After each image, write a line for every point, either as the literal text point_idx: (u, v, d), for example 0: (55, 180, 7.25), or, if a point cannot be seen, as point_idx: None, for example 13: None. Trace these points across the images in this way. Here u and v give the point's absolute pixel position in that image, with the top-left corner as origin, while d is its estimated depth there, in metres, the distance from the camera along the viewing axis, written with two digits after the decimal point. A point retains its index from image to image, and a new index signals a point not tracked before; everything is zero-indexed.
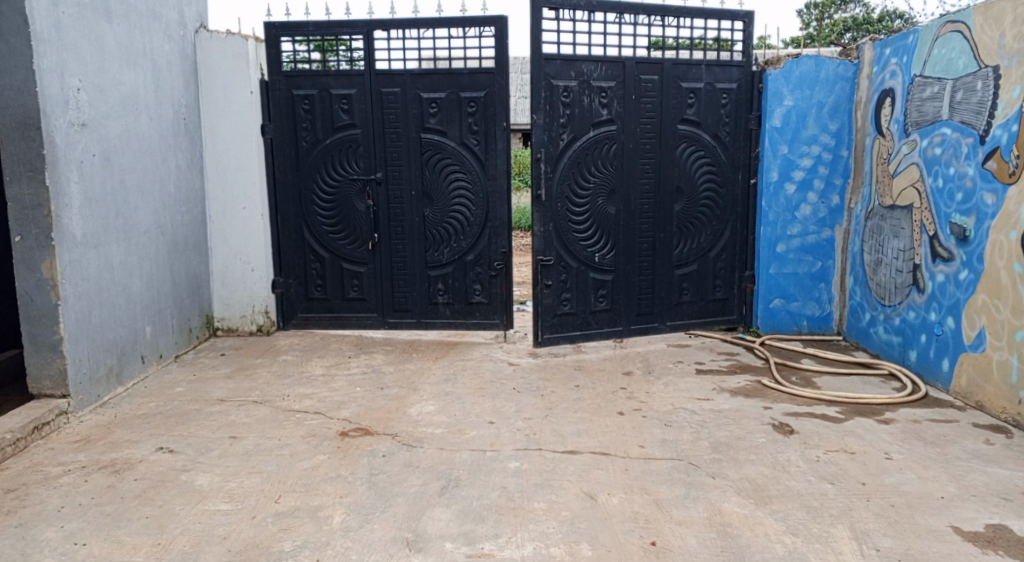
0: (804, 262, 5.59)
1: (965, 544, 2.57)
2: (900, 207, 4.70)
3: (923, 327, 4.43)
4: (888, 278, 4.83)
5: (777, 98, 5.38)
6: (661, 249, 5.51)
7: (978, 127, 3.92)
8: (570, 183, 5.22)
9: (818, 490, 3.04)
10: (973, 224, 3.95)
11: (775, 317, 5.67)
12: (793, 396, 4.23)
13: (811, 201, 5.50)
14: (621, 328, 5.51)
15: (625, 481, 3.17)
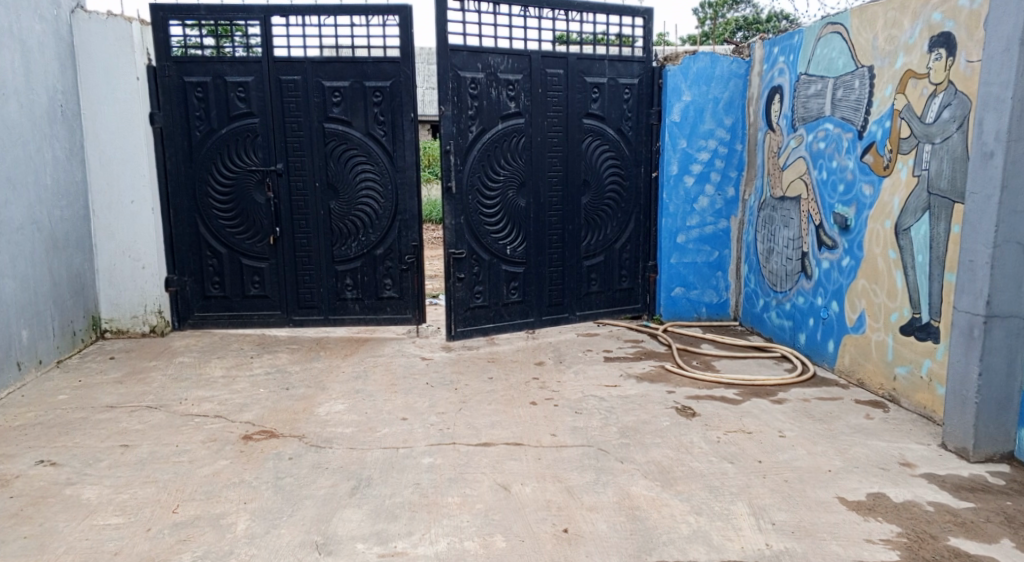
0: (703, 252, 5.84)
1: (849, 512, 2.77)
2: (789, 198, 4.99)
3: (811, 311, 4.73)
4: (779, 265, 5.12)
5: (676, 94, 5.58)
6: (571, 241, 5.59)
7: (856, 123, 4.20)
8: (480, 175, 5.21)
9: (719, 469, 3.19)
10: (853, 214, 4.24)
11: (677, 304, 5.90)
12: (695, 379, 4.42)
13: (708, 193, 5.74)
14: (533, 319, 5.57)
15: (538, 470, 3.21)
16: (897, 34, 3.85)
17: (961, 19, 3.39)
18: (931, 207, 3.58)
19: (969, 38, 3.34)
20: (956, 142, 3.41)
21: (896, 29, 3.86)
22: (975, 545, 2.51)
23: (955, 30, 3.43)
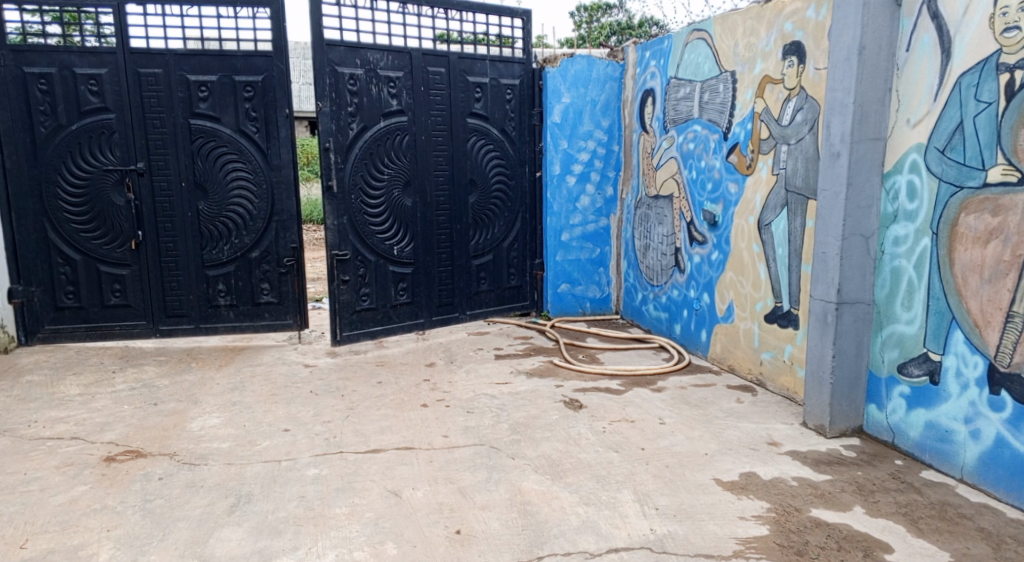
0: (586, 249, 6.01)
1: (724, 492, 2.93)
2: (663, 196, 5.22)
3: (685, 303, 4.99)
4: (655, 260, 5.36)
5: (556, 95, 5.70)
6: (458, 240, 5.57)
7: (722, 124, 4.47)
8: (362, 174, 5.07)
9: (605, 459, 3.28)
10: (721, 211, 4.51)
11: (563, 300, 6.03)
12: (582, 372, 4.54)
13: (589, 192, 5.91)
14: (422, 320, 5.50)
15: (429, 473, 3.17)
16: (754, 41, 4.12)
17: (809, 29, 3.68)
18: (788, 204, 3.86)
19: (816, 47, 3.63)
20: (808, 143, 3.70)
21: (754, 37, 4.13)
22: (833, 515, 2.73)
23: (804, 39, 3.72)
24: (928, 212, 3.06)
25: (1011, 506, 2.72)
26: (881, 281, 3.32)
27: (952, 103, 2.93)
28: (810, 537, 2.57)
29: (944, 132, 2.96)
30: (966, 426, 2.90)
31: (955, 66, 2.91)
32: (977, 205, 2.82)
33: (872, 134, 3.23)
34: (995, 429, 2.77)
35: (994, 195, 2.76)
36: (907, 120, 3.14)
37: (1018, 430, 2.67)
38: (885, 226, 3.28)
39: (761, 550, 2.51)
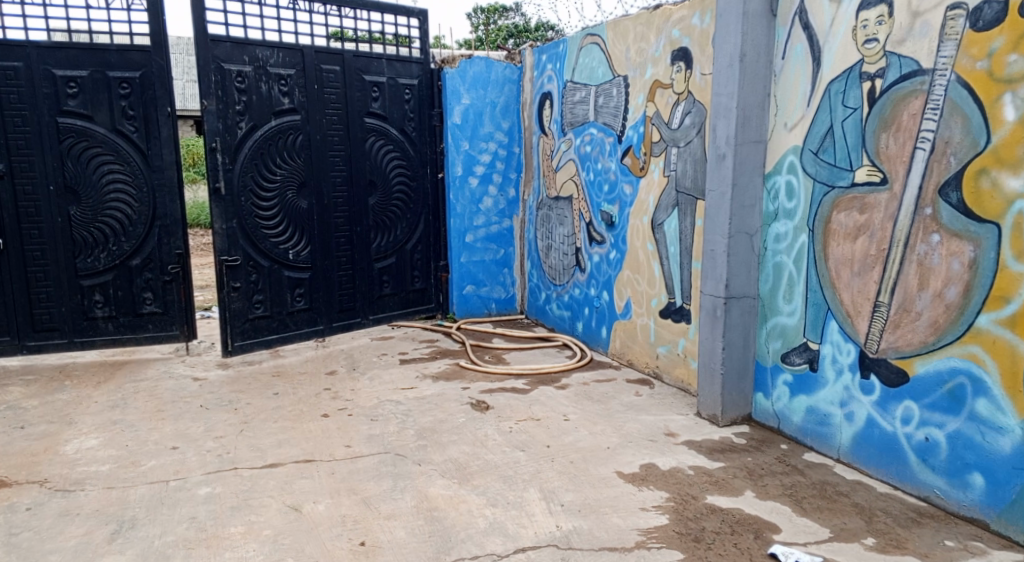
0: (489, 250, 6.02)
1: (626, 484, 3.01)
2: (563, 198, 5.31)
3: (586, 302, 5.10)
4: (557, 260, 5.45)
5: (455, 97, 5.67)
6: (359, 243, 5.44)
7: (616, 127, 4.60)
8: (252, 175, 4.85)
9: (512, 459, 3.29)
10: (617, 211, 4.64)
11: (468, 302, 6.02)
12: (488, 373, 4.54)
13: (491, 193, 5.93)
14: (321, 327, 5.33)
15: (331, 485, 3.06)
16: (645, 47, 4.27)
17: (694, 36, 3.84)
18: (679, 204, 4.03)
19: (701, 54, 3.80)
20: (696, 146, 3.87)
21: (644, 43, 4.28)
22: (727, 500, 2.86)
23: (691, 45, 3.88)
24: (804, 211, 3.26)
25: (881, 481, 2.95)
26: (765, 276, 3.52)
27: (823, 108, 3.14)
28: (706, 523, 2.68)
29: (817, 136, 3.17)
30: (841, 409, 3.11)
31: (825, 74, 3.12)
32: (847, 204, 3.04)
33: (754, 138, 3.42)
34: (866, 411, 2.99)
35: (861, 194, 2.98)
36: (785, 124, 3.35)
37: (886, 410, 2.90)
38: (768, 224, 3.48)
39: (661, 539, 2.60)
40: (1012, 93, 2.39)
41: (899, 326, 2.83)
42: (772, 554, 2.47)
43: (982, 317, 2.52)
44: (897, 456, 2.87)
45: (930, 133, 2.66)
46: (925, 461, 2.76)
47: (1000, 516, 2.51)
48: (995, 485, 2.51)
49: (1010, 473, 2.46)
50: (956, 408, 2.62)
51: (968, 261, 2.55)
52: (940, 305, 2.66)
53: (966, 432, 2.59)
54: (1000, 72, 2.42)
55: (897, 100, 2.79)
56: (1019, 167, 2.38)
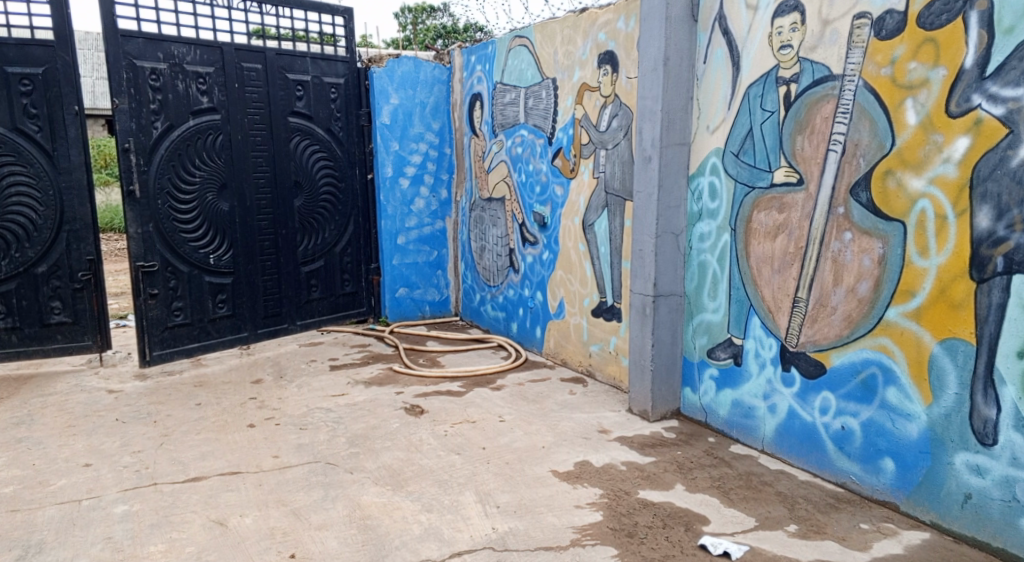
0: (422, 252, 5.97)
1: (561, 483, 3.03)
2: (495, 199, 5.31)
3: (520, 302, 5.12)
4: (491, 261, 5.44)
5: (383, 97, 5.60)
6: (285, 246, 5.28)
7: (546, 129, 4.63)
8: (169, 177, 4.65)
9: (447, 462, 3.27)
10: (549, 213, 4.68)
11: (401, 305, 5.94)
12: (422, 377, 4.49)
13: (423, 194, 5.88)
14: (246, 333, 5.15)
15: (259, 497, 2.96)
16: (572, 49, 4.32)
17: (620, 40, 3.91)
18: (609, 205, 4.09)
19: (627, 57, 3.87)
20: (623, 148, 3.94)
21: (572, 46, 4.33)
22: (658, 494, 2.92)
23: (616, 49, 3.95)
24: (727, 211, 3.37)
25: (802, 470, 3.07)
26: (691, 274, 3.62)
27: (742, 112, 3.25)
28: (638, 518, 2.73)
29: (738, 138, 3.28)
30: (764, 402, 3.23)
31: (744, 78, 3.23)
32: (766, 204, 3.16)
33: (678, 140, 3.51)
34: (787, 402, 3.11)
35: (779, 194, 3.10)
36: (707, 126, 3.45)
37: (805, 402, 3.03)
38: (692, 223, 3.58)
39: (596, 536, 2.62)
40: (913, 98, 2.53)
41: (817, 320, 2.95)
42: (702, 545, 2.54)
43: (890, 310, 2.66)
44: (817, 445, 3.00)
45: (841, 136, 2.79)
46: (842, 448, 2.89)
47: (909, 498, 2.65)
48: (904, 469, 2.66)
49: (917, 456, 2.61)
50: (869, 398, 2.76)
51: (877, 257, 2.69)
52: (853, 299, 2.80)
53: (878, 420, 2.73)
54: (902, 78, 2.56)
55: (811, 104, 2.92)
56: (921, 168, 2.52)
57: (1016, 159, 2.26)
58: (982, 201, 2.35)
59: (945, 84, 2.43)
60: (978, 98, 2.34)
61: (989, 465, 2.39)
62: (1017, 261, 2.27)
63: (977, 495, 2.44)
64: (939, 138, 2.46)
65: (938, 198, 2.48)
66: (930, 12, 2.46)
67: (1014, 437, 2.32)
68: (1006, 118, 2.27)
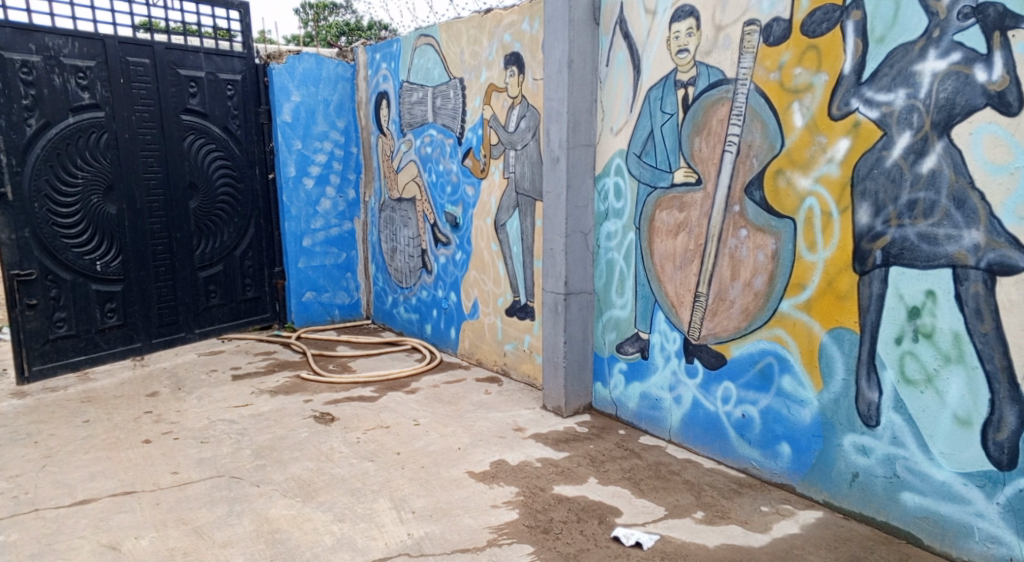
0: (330, 254, 5.81)
1: (477, 484, 3.02)
2: (406, 199, 5.24)
3: (434, 303, 5.08)
4: (402, 262, 5.36)
5: (284, 93, 5.39)
6: (180, 250, 5.00)
7: (455, 129, 4.61)
8: (47, 178, 4.30)
9: (360, 470, 3.19)
10: (460, 213, 4.66)
11: (309, 309, 5.74)
12: (333, 384, 4.36)
13: (329, 195, 5.73)
14: (140, 344, 4.84)
15: (155, 517, 2.78)
16: (478, 50, 4.32)
17: (525, 41, 3.94)
18: (519, 205, 4.11)
19: (532, 59, 3.90)
20: (531, 148, 3.97)
21: (477, 46, 4.33)
22: (573, 489, 2.96)
23: (522, 50, 3.97)
24: (631, 210, 3.46)
25: (707, 457, 3.20)
26: (599, 272, 3.69)
27: (644, 114, 3.35)
28: (554, 514, 2.76)
29: (639, 139, 3.37)
30: (670, 393, 3.34)
31: (645, 81, 3.33)
32: (667, 203, 3.26)
33: (584, 141, 3.58)
34: (692, 393, 3.23)
35: (679, 194, 3.21)
36: (611, 128, 3.53)
37: (708, 392, 3.15)
38: (600, 223, 3.66)
39: (512, 534, 2.63)
40: (799, 102, 2.68)
41: (717, 313, 3.08)
42: (615, 537, 2.59)
43: (783, 302, 2.81)
44: (719, 433, 3.13)
45: (736, 137, 2.92)
46: (742, 436, 3.03)
47: (804, 480, 2.81)
48: (799, 452, 2.81)
49: (810, 440, 2.77)
50: (766, 386, 2.90)
51: (771, 252, 2.84)
52: (750, 293, 2.93)
53: (776, 407, 2.88)
54: (789, 82, 2.71)
55: (707, 107, 3.04)
56: (808, 167, 2.67)
57: (890, 158, 2.43)
58: (862, 198, 2.52)
59: (827, 89, 2.58)
60: (856, 102, 2.50)
61: (874, 445, 2.57)
62: (893, 254, 2.44)
63: (863, 473, 2.61)
64: (822, 139, 2.62)
65: (823, 196, 2.64)
66: (812, 21, 2.61)
67: (894, 418, 2.49)
68: (881, 121, 2.44)
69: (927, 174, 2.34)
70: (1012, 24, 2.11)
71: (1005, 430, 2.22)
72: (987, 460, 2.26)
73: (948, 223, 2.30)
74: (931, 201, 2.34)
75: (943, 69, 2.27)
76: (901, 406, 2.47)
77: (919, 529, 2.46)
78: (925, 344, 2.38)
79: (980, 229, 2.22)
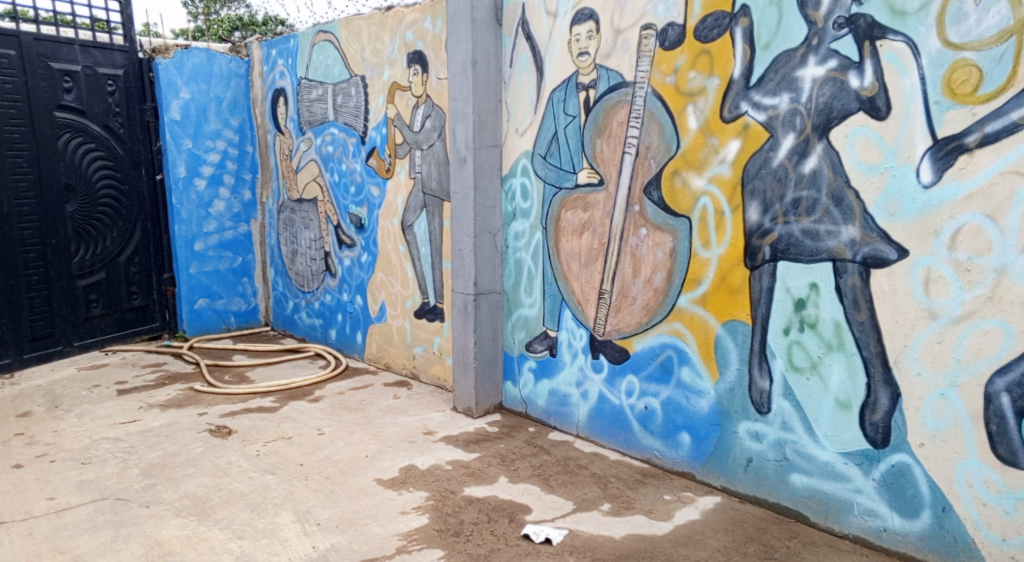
0: (225, 258, 5.53)
1: (385, 491, 2.95)
2: (306, 200, 5.08)
3: (338, 307, 4.94)
4: (304, 266, 5.19)
5: (171, 90, 5.10)
6: (55, 257, 4.65)
7: (358, 128, 4.51)
8: None
9: (261, 484, 3.04)
10: (365, 213, 4.56)
11: (203, 317, 5.44)
12: (230, 395, 4.15)
13: (223, 196, 5.46)
14: (9, 359, 4.44)
15: (28, 548, 2.54)
16: (380, 48, 4.24)
17: (428, 40, 3.90)
18: (426, 205, 4.06)
19: (435, 58, 3.87)
20: (437, 148, 3.93)
21: (379, 43, 4.25)
22: (483, 490, 2.94)
23: (425, 49, 3.93)
24: (538, 210, 3.50)
25: (613, 450, 3.27)
26: (508, 272, 3.71)
27: (548, 116, 3.39)
28: (464, 516, 2.73)
29: (544, 140, 3.41)
30: (578, 389, 3.39)
31: (548, 83, 3.37)
32: (572, 203, 3.32)
33: (489, 141, 3.58)
34: (598, 388, 3.29)
35: (582, 194, 3.27)
36: (516, 129, 3.55)
37: (613, 386, 3.22)
38: (507, 223, 3.68)
39: (422, 540, 2.57)
40: (693, 105, 2.79)
41: (620, 310, 3.15)
42: (525, 535, 2.60)
43: (680, 297, 2.91)
44: (624, 426, 3.21)
45: (634, 138, 3.01)
46: (645, 427, 3.11)
47: (703, 467, 2.92)
48: (698, 441, 2.92)
49: (708, 429, 2.88)
50: (667, 378, 3.00)
51: (669, 250, 2.93)
52: (650, 289, 3.02)
53: (676, 398, 2.97)
54: (684, 86, 2.81)
55: (607, 109, 3.11)
56: (701, 168, 2.78)
57: (776, 158, 2.56)
58: (751, 197, 2.64)
59: (719, 92, 2.70)
60: (745, 106, 2.63)
61: (766, 431, 2.70)
62: (780, 249, 2.57)
63: (756, 458, 2.74)
64: (715, 140, 2.73)
65: (716, 195, 2.75)
66: (704, 27, 2.72)
67: (784, 405, 2.63)
68: (767, 124, 2.58)
69: (809, 173, 2.48)
70: (880, 34, 2.27)
71: (880, 411, 2.37)
72: (865, 440, 2.41)
73: (827, 219, 2.44)
74: (813, 199, 2.48)
75: (822, 75, 2.41)
76: (789, 393, 2.61)
77: (807, 508, 2.60)
78: (810, 333, 2.53)
79: (856, 225, 2.37)
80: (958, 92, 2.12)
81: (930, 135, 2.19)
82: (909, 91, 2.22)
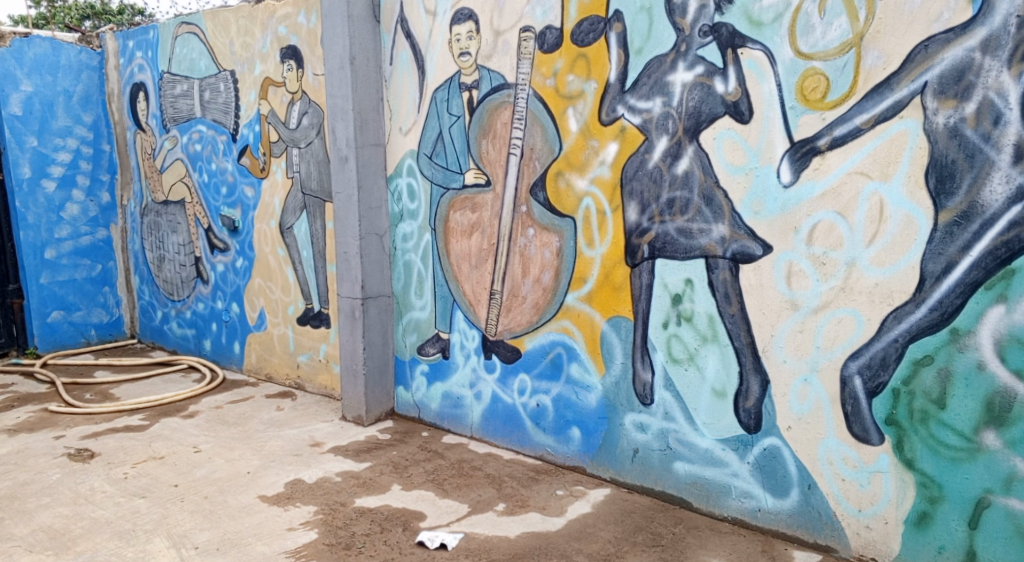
0: (81, 267, 5.07)
1: (270, 508, 2.81)
2: (173, 202, 4.75)
3: (212, 316, 4.65)
4: (173, 273, 4.85)
5: (10, 82, 4.61)
6: None
7: (228, 126, 4.26)
8: None
9: (129, 510, 2.81)
10: (239, 215, 4.32)
11: (57, 331, 4.96)
12: (91, 416, 3.80)
13: (77, 199, 5.00)
14: None
15: None
16: (250, 41, 4.03)
17: (302, 35, 3.74)
18: (307, 207, 3.90)
19: (311, 53, 3.72)
20: (316, 147, 3.79)
21: (249, 37, 4.03)
22: (375, 499, 2.87)
23: (299, 44, 3.77)
24: (425, 211, 3.45)
25: (507, 449, 3.28)
26: (396, 274, 3.64)
27: (432, 115, 3.34)
28: (355, 528, 2.64)
29: (429, 141, 3.37)
30: (471, 390, 3.38)
31: (430, 82, 3.33)
32: (460, 204, 3.30)
33: (372, 141, 3.49)
34: (490, 388, 3.30)
35: (470, 195, 3.26)
36: (399, 128, 3.49)
37: (506, 385, 3.24)
38: (394, 224, 3.60)
39: (311, 556, 2.47)
40: (573, 107, 2.84)
41: (510, 310, 3.17)
42: (419, 542, 2.55)
43: (568, 296, 2.96)
44: (517, 424, 3.23)
45: (519, 140, 3.03)
46: (537, 424, 3.15)
47: (593, 460, 2.99)
48: (587, 435, 2.99)
49: (597, 422, 2.96)
50: (557, 375, 3.05)
51: (555, 249, 2.98)
52: (538, 288, 3.06)
53: (566, 394, 3.03)
54: (564, 88, 2.86)
55: (491, 110, 3.11)
56: (583, 169, 2.85)
57: (652, 160, 2.66)
58: (630, 198, 2.73)
59: (596, 95, 2.77)
60: (621, 109, 2.71)
61: (650, 422, 2.80)
62: (658, 247, 2.68)
63: (642, 448, 2.84)
64: (595, 143, 2.80)
65: (598, 196, 2.82)
66: (580, 31, 2.78)
67: (666, 395, 2.74)
68: (643, 127, 2.67)
69: (682, 174, 2.60)
70: (740, 43, 2.41)
71: (751, 398, 2.52)
72: (740, 426, 2.56)
73: (700, 218, 2.56)
74: (686, 199, 2.59)
75: (690, 80, 2.53)
76: (670, 384, 2.72)
77: (689, 493, 2.73)
78: (687, 326, 2.65)
79: (725, 223, 2.51)
80: (810, 99, 2.28)
81: (788, 138, 2.34)
82: (769, 96, 2.37)
